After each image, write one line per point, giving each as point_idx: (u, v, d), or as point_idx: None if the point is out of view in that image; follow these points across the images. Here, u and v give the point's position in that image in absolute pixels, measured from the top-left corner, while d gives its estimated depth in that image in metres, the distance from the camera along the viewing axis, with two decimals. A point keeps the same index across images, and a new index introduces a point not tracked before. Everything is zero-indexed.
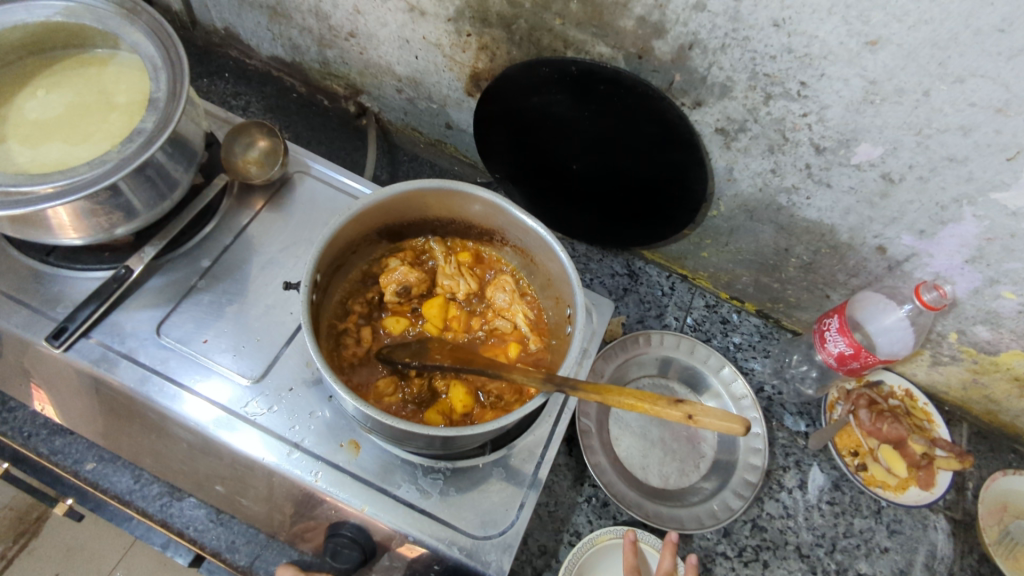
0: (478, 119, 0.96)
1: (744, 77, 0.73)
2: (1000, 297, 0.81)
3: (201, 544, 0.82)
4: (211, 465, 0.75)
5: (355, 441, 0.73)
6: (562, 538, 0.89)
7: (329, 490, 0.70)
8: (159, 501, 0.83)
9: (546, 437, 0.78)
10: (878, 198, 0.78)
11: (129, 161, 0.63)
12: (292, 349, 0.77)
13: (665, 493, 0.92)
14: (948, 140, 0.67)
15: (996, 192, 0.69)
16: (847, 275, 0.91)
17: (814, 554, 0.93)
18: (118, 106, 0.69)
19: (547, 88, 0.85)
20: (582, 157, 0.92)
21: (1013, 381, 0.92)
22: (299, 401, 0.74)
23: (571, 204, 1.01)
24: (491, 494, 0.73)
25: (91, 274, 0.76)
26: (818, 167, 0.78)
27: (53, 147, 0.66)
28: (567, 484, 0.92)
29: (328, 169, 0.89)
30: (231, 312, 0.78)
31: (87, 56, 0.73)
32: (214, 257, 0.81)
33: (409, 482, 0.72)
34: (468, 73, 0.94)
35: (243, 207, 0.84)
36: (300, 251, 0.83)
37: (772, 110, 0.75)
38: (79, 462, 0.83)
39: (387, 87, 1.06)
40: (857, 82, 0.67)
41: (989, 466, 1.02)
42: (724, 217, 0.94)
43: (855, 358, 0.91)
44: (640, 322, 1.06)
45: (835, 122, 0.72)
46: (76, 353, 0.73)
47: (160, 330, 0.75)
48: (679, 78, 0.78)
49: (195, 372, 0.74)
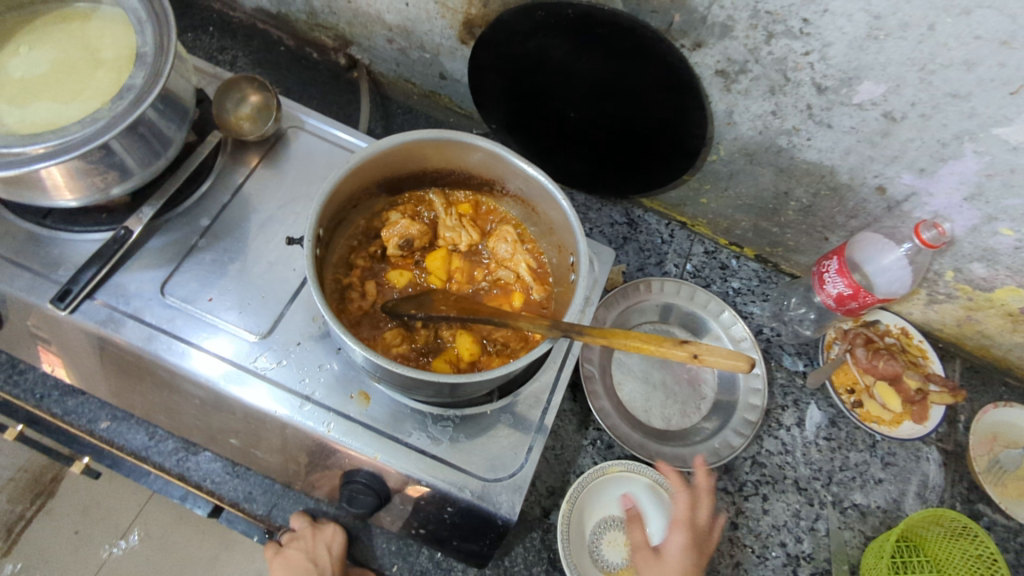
0: (473, 69, 0.94)
1: (745, 16, 0.72)
2: (997, 234, 0.82)
3: (219, 495, 0.82)
4: (224, 419, 0.75)
5: (365, 392, 0.74)
6: (568, 479, 0.91)
7: (341, 440, 0.72)
8: (175, 456, 0.82)
9: (551, 383, 0.80)
10: (879, 137, 0.77)
11: (121, 118, 0.62)
12: (298, 305, 0.77)
13: (668, 434, 0.94)
14: (951, 75, 0.67)
15: (998, 128, 0.69)
16: (845, 217, 0.92)
17: (811, 487, 0.97)
18: (105, 62, 0.67)
19: (543, 33, 0.83)
20: (580, 105, 0.91)
21: (1007, 317, 0.94)
22: (308, 354, 0.75)
23: (570, 153, 1.01)
24: (499, 439, 0.75)
25: (91, 235, 0.75)
26: (820, 107, 0.78)
27: (41, 106, 0.64)
28: (571, 428, 0.94)
29: (323, 123, 0.89)
30: (234, 270, 0.78)
31: (69, 10, 0.70)
32: (213, 216, 0.80)
33: (419, 430, 0.74)
34: (461, 20, 0.91)
35: (238, 164, 0.83)
36: (299, 206, 0.83)
37: (774, 49, 0.74)
38: (93, 421, 0.82)
39: (378, 37, 1.03)
40: (861, 18, 0.66)
41: (980, 399, 1.05)
42: (724, 161, 0.93)
43: (854, 298, 0.91)
44: (641, 270, 1.07)
45: (838, 60, 0.71)
46: (82, 315, 0.73)
47: (165, 290, 0.75)
48: (678, 19, 0.76)
49: (203, 330, 0.74)
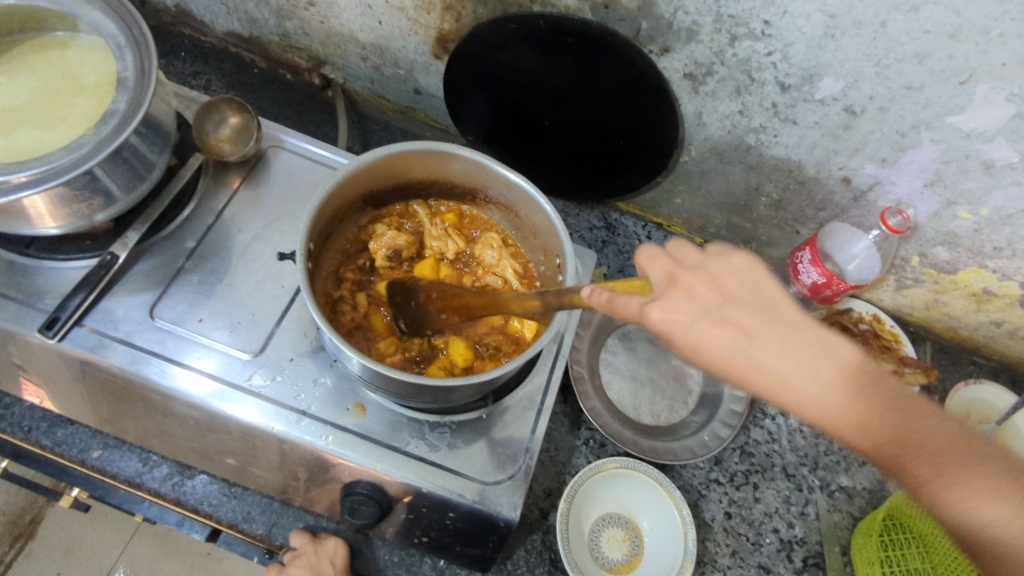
0: (448, 83, 0.96)
1: (709, 20, 0.75)
2: (957, 218, 0.86)
3: (217, 517, 0.81)
4: (220, 440, 0.75)
5: (361, 404, 0.75)
6: (564, 480, 0.92)
7: (340, 452, 0.72)
8: (170, 480, 0.81)
9: (543, 384, 0.81)
10: (841, 130, 0.81)
11: (106, 143, 0.62)
12: (289, 321, 0.78)
13: (658, 430, 0.96)
14: (905, 69, 0.71)
15: (951, 116, 0.74)
16: (814, 209, 0.95)
17: (799, 473, 0.99)
18: (86, 88, 0.67)
19: (516, 44, 0.85)
20: (554, 113, 0.94)
21: (971, 297, 0.99)
22: (301, 370, 0.75)
23: (546, 161, 1.03)
24: (496, 442, 0.76)
25: (76, 263, 0.75)
26: (784, 105, 0.81)
27: (25, 134, 0.64)
28: (564, 429, 0.95)
29: (302, 141, 0.90)
30: (222, 291, 0.78)
31: (47, 39, 0.71)
32: (198, 238, 0.80)
33: (417, 438, 0.75)
34: (434, 36, 0.93)
35: (221, 186, 0.84)
36: (284, 224, 0.84)
37: (738, 51, 0.77)
38: (84, 450, 0.81)
39: (352, 56, 1.05)
40: (818, 18, 0.70)
41: (951, 378, 1.09)
42: (696, 161, 0.97)
43: (828, 286, 0.96)
44: (621, 271, 1.09)
45: (799, 58, 0.75)
46: (71, 342, 0.72)
47: (154, 313, 0.75)
48: (646, 26, 0.79)
49: (195, 351, 0.74)
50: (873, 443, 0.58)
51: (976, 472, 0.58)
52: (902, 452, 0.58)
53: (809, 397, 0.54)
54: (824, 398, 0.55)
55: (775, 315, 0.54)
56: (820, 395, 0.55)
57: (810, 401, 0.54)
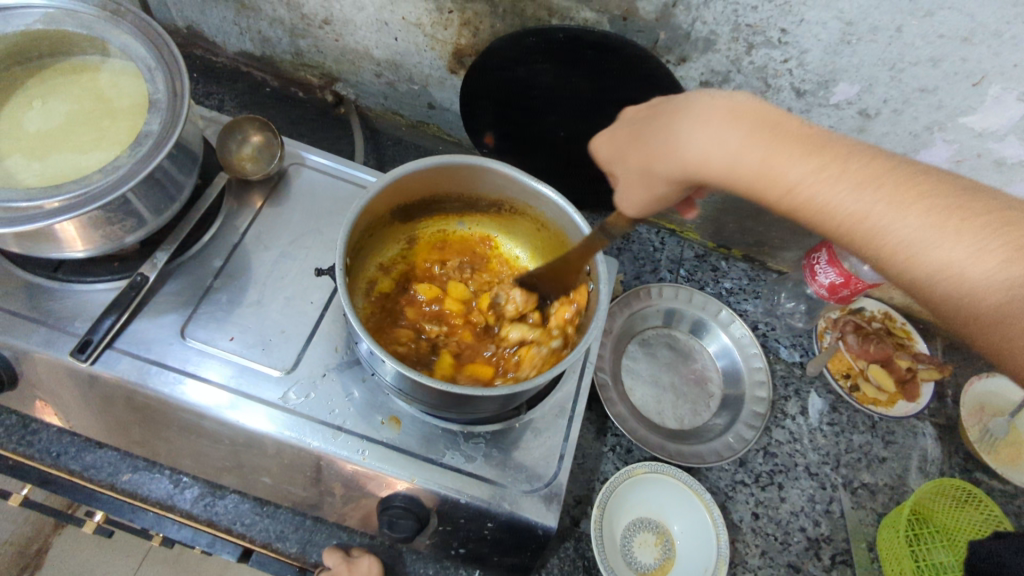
0: (464, 97, 0.97)
1: (727, 29, 0.77)
2: None
3: (250, 537, 0.81)
4: (254, 458, 0.75)
5: (395, 417, 0.75)
6: (593, 486, 0.92)
7: (377, 466, 0.72)
8: (202, 501, 0.81)
9: (573, 392, 0.82)
10: (855, 133, 0.83)
11: (142, 164, 0.62)
12: (320, 336, 0.78)
13: (683, 433, 0.97)
14: (919, 72, 0.73)
15: (963, 117, 0.76)
16: None
17: (822, 471, 1.00)
18: (119, 111, 0.68)
19: (534, 58, 0.87)
20: (570, 124, 0.95)
21: None
22: (335, 385, 0.75)
23: (561, 172, 1.04)
24: (531, 450, 0.77)
25: (104, 285, 0.75)
26: (799, 110, 0.83)
27: (61, 158, 0.65)
28: (590, 436, 0.96)
29: (324, 158, 0.90)
30: (252, 308, 0.78)
31: (78, 62, 0.71)
32: (225, 256, 0.80)
33: (452, 449, 0.75)
34: (450, 51, 0.95)
35: (245, 205, 0.84)
36: (309, 241, 0.84)
37: (754, 59, 0.79)
38: (114, 474, 0.80)
39: (366, 72, 1.06)
40: (835, 25, 0.71)
41: (964, 373, 1.11)
42: None
43: (846, 286, 0.96)
44: (637, 278, 1.10)
45: (815, 64, 0.76)
46: (104, 364, 0.72)
47: (185, 333, 0.75)
48: (663, 36, 0.81)
49: (227, 370, 0.74)
50: (852, 198, 0.53)
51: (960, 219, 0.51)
52: (907, 260, 0.52)
53: (796, 179, 0.55)
54: (771, 120, 0.57)
55: (771, 123, 0.57)
56: (877, 201, 0.53)
57: (761, 147, 0.56)
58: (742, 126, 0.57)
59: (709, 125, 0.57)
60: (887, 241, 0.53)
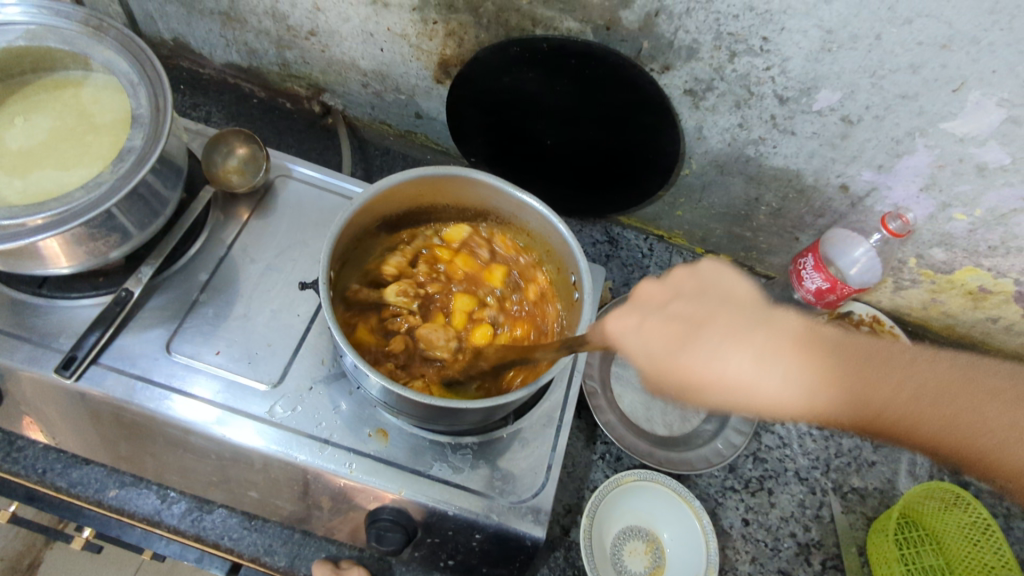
0: (450, 106, 0.98)
1: (709, 38, 0.77)
2: (952, 219, 0.89)
3: (238, 552, 0.80)
4: (241, 472, 0.74)
5: (382, 429, 0.75)
6: (583, 495, 0.92)
7: (364, 479, 0.72)
8: (189, 516, 0.80)
9: (561, 401, 0.82)
10: (838, 139, 0.83)
11: (125, 181, 0.62)
12: (306, 349, 0.78)
13: (672, 440, 0.97)
14: (899, 78, 0.73)
15: (944, 122, 0.76)
16: (813, 216, 0.97)
17: (811, 476, 1.00)
18: (101, 127, 0.68)
19: (519, 67, 0.87)
20: (556, 132, 0.95)
21: (967, 296, 1.01)
22: (321, 398, 0.75)
23: (548, 180, 1.05)
24: (519, 460, 0.77)
25: (89, 300, 0.75)
26: (783, 117, 0.83)
27: (44, 175, 0.64)
28: (580, 444, 0.95)
29: (309, 169, 0.90)
30: (237, 322, 0.78)
31: (60, 77, 0.71)
32: (211, 270, 0.80)
33: (440, 461, 0.75)
34: (436, 61, 0.95)
35: (231, 218, 0.84)
36: (295, 253, 0.84)
37: (737, 67, 0.79)
38: (100, 490, 0.80)
39: (352, 83, 1.06)
40: (815, 33, 0.72)
41: None
42: (696, 174, 0.99)
43: (832, 291, 0.97)
44: (626, 285, 1.11)
45: (797, 72, 0.77)
46: (88, 381, 0.71)
47: (171, 347, 0.75)
48: (647, 45, 0.81)
49: (212, 384, 0.73)
50: (895, 407, 0.69)
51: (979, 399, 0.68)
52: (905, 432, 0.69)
53: (823, 402, 0.68)
54: (810, 369, 0.71)
55: (803, 359, 0.72)
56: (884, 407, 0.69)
57: (824, 401, 0.68)
58: (781, 368, 0.71)
59: (786, 386, 0.69)
60: (891, 416, 0.69)
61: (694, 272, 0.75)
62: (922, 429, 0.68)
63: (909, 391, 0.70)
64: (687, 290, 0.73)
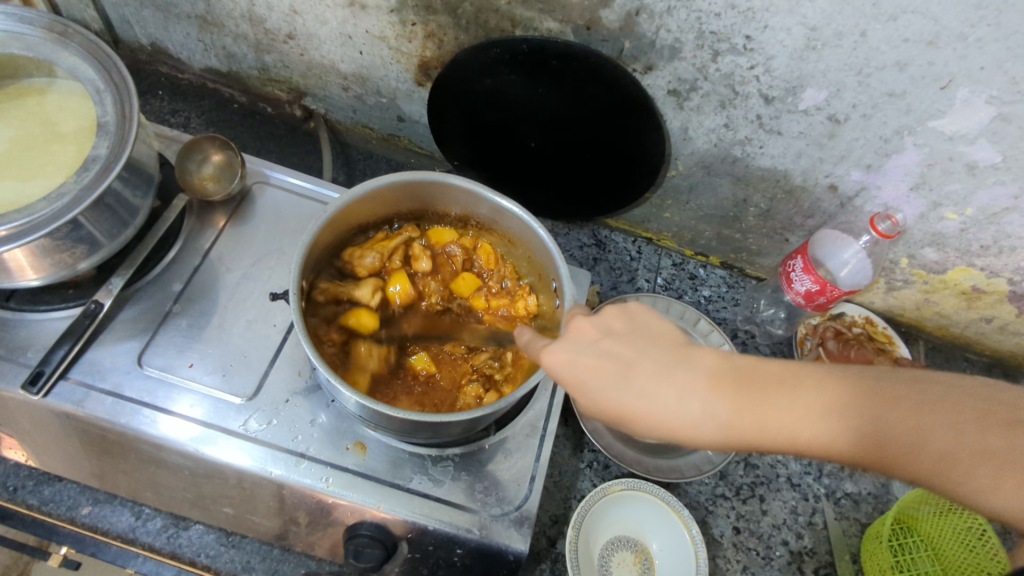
0: (431, 109, 0.96)
1: (691, 37, 0.75)
2: (944, 219, 0.87)
3: (215, 569, 0.79)
4: (215, 487, 0.73)
5: (361, 442, 0.73)
6: (571, 504, 0.91)
7: (342, 493, 0.70)
8: (165, 533, 0.80)
9: (546, 410, 0.80)
10: (826, 139, 0.82)
11: (89, 191, 0.60)
12: (282, 360, 0.76)
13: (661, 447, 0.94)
14: (886, 76, 0.72)
15: (933, 121, 0.74)
16: (802, 217, 0.96)
17: (804, 482, 0.99)
18: (65, 136, 0.66)
19: (499, 69, 0.85)
20: (540, 134, 0.94)
21: (960, 295, 1.00)
22: (297, 411, 0.73)
23: (533, 183, 1.03)
24: (501, 471, 0.75)
25: (58, 313, 0.73)
26: (769, 117, 0.82)
27: (5, 187, 0.63)
28: (567, 452, 0.94)
29: (287, 175, 0.88)
30: (212, 333, 0.76)
31: (23, 86, 0.70)
32: (185, 280, 0.78)
33: (420, 473, 0.73)
34: (416, 64, 0.93)
35: (206, 226, 0.82)
36: (272, 261, 0.82)
37: (721, 66, 0.77)
38: (73, 508, 0.80)
39: (333, 86, 1.04)
40: (799, 31, 0.70)
41: None
42: (683, 175, 0.97)
43: (822, 293, 0.95)
44: (614, 288, 1.09)
45: (782, 71, 0.75)
46: (57, 396, 0.69)
47: (142, 360, 0.73)
48: (628, 45, 0.79)
49: (185, 398, 0.72)
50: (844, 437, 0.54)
51: (956, 428, 0.52)
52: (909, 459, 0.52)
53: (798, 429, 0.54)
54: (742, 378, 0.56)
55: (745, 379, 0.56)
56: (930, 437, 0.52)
57: (754, 424, 0.54)
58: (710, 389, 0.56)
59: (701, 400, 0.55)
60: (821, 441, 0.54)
61: (626, 307, 0.60)
62: (975, 478, 0.51)
63: (964, 434, 0.52)
64: (618, 329, 0.59)
